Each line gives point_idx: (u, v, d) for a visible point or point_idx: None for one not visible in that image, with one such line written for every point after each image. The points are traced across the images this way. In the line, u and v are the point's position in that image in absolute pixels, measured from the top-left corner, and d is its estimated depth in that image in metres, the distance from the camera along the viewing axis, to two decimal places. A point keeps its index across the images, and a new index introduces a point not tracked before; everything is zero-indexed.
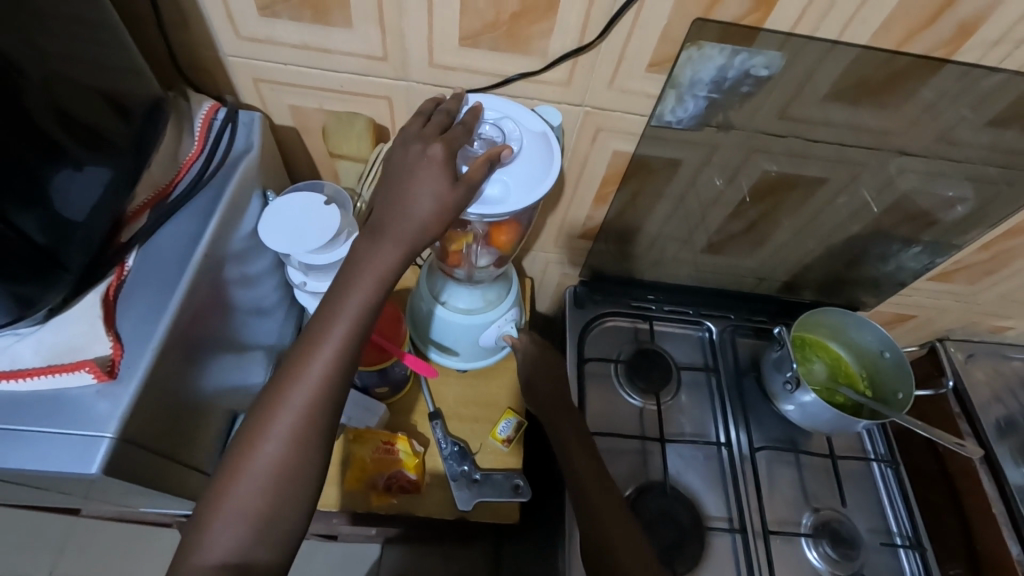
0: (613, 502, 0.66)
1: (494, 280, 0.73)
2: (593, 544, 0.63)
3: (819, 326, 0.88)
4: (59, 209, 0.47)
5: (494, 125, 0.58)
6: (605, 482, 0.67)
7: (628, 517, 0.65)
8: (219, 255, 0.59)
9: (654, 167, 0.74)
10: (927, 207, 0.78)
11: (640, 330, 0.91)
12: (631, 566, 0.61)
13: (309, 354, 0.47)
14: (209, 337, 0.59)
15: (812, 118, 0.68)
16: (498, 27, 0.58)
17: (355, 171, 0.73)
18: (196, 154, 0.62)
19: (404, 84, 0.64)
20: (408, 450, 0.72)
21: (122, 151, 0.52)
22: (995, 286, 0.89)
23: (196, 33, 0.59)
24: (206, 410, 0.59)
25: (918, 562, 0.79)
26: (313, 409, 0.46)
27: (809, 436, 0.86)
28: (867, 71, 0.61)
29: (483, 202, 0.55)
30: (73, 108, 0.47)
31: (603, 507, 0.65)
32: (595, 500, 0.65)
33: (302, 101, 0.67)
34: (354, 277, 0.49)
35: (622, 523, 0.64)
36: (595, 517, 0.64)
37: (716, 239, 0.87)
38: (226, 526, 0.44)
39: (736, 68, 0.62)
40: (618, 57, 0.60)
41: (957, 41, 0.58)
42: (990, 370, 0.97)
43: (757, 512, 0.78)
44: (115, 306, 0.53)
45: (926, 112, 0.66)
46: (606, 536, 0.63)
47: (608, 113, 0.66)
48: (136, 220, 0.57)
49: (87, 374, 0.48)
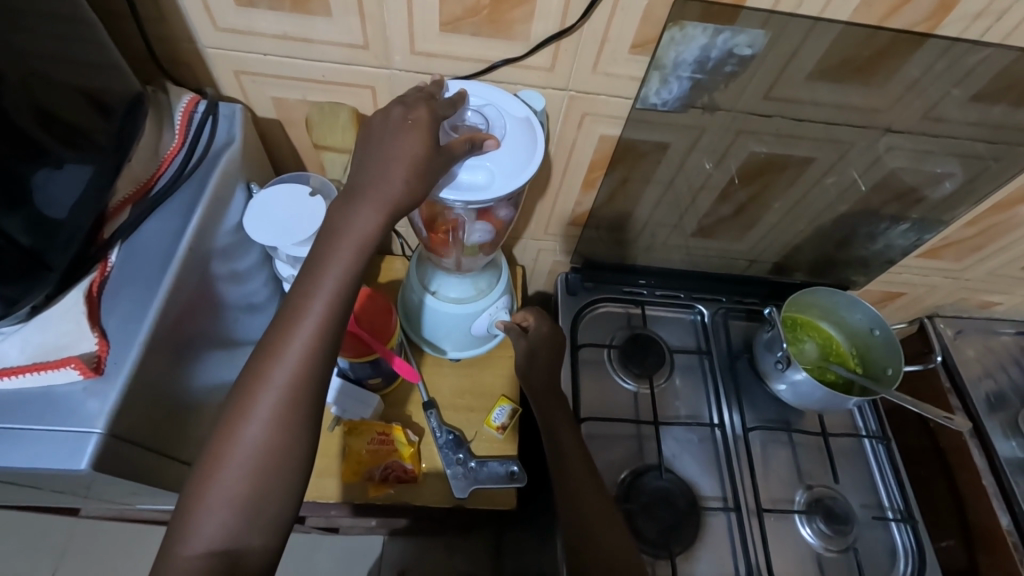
0: (602, 503, 0.65)
1: (484, 268, 0.73)
2: (572, 526, 0.64)
3: (810, 306, 0.88)
4: (40, 207, 0.46)
5: (477, 112, 0.58)
6: (590, 475, 0.67)
7: (614, 514, 0.65)
8: (204, 249, 0.59)
9: (643, 150, 0.74)
10: (914, 183, 0.78)
11: (632, 316, 0.92)
12: (614, 558, 0.61)
13: (288, 335, 0.47)
14: (197, 334, 0.59)
15: (798, 98, 0.67)
16: (479, 12, 0.58)
17: (341, 163, 0.69)
18: (177, 148, 0.61)
19: (387, 72, 0.63)
20: (403, 440, 0.73)
21: (102, 147, 0.52)
22: (983, 261, 0.89)
23: (172, 25, 0.59)
24: (195, 407, 0.59)
25: (910, 535, 0.79)
26: (296, 390, 0.46)
27: (802, 415, 0.87)
28: (851, 49, 0.61)
29: (466, 189, 0.55)
30: (52, 106, 0.46)
31: (581, 489, 0.65)
32: (583, 493, 0.65)
33: (285, 93, 0.67)
34: (326, 255, 0.48)
35: (604, 510, 0.65)
36: (577, 503, 0.65)
37: (706, 222, 0.87)
38: (212, 512, 0.44)
39: (719, 48, 0.62)
40: (601, 40, 0.59)
41: (938, 15, 0.57)
42: (979, 345, 0.98)
43: (750, 491, 0.79)
44: (99, 302, 0.52)
45: (911, 89, 0.66)
46: (586, 534, 0.63)
47: (593, 97, 0.66)
48: (117, 215, 0.56)
49: (73, 370, 0.48)
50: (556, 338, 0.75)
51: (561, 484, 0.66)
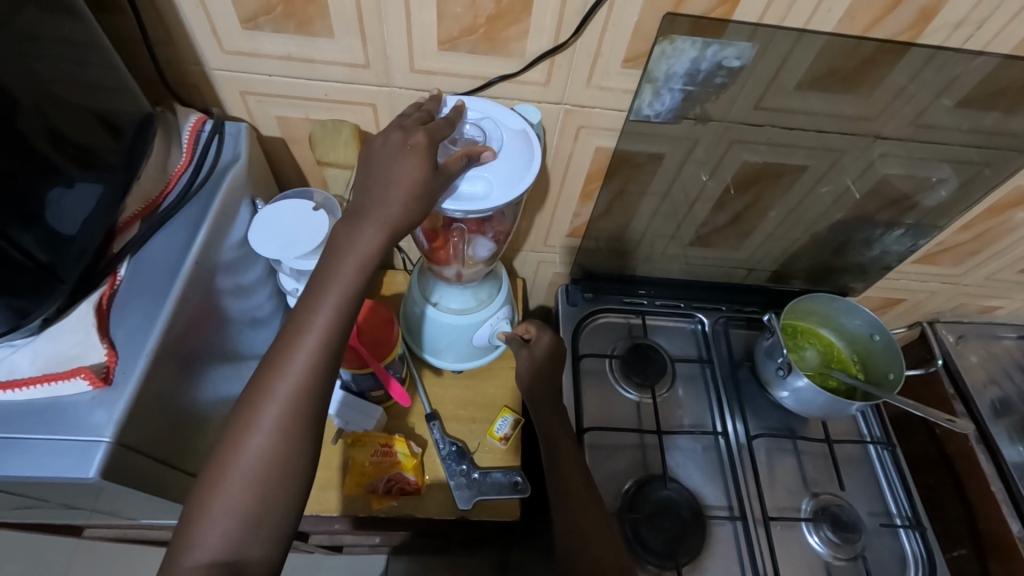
0: (601, 515, 0.65)
1: (484, 279, 0.74)
2: (572, 540, 0.63)
3: (810, 313, 0.89)
4: (53, 224, 0.48)
5: (475, 125, 0.60)
6: (589, 488, 0.67)
7: (613, 529, 0.65)
8: (209, 263, 0.60)
9: (638, 161, 0.76)
10: (906, 189, 0.79)
11: (633, 326, 0.92)
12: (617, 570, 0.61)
13: (293, 347, 0.48)
14: (204, 347, 0.60)
15: (789, 107, 0.69)
16: (476, 30, 0.60)
17: (343, 180, 0.70)
18: (184, 166, 0.63)
19: (388, 90, 0.65)
20: (406, 451, 0.73)
21: (111, 166, 0.53)
22: (981, 266, 0.90)
23: (181, 49, 0.61)
24: (201, 418, 0.60)
25: (919, 542, 0.79)
26: (299, 400, 0.47)
27: (806, 422, 0.87)
28: (837, 60, 0.63)
29: (465, 199, 0.56)
30: (65, 128, 0.48)
31: (580, 504, 0.65)
32: (586, 507, 0.65)
33: (290, 111, 0.69)
34: (332, 269, 0.50)
35: (604, 524, 0.64)
36: (575, 516, 0.64)
37: (703, 231, 0.88)
38: (214, 522, 0.44)
39: (709, 60, 0.63)
40: (594, 54, 0.61)
41: (919, 24, 0.60)
42: (982, 351, 0.98)
43: (756, 499, 0.78)
44: (109, 315, 0.54)
45: (898, 96, 0.68)
46: (585, 548, 0.62)
47: (589, 110, 0.68)
48: (126, 230, 0.58)
49: (82, 380, 0.49)
50: (557, 350, 0.74)
51: (562, 496, 0.66)
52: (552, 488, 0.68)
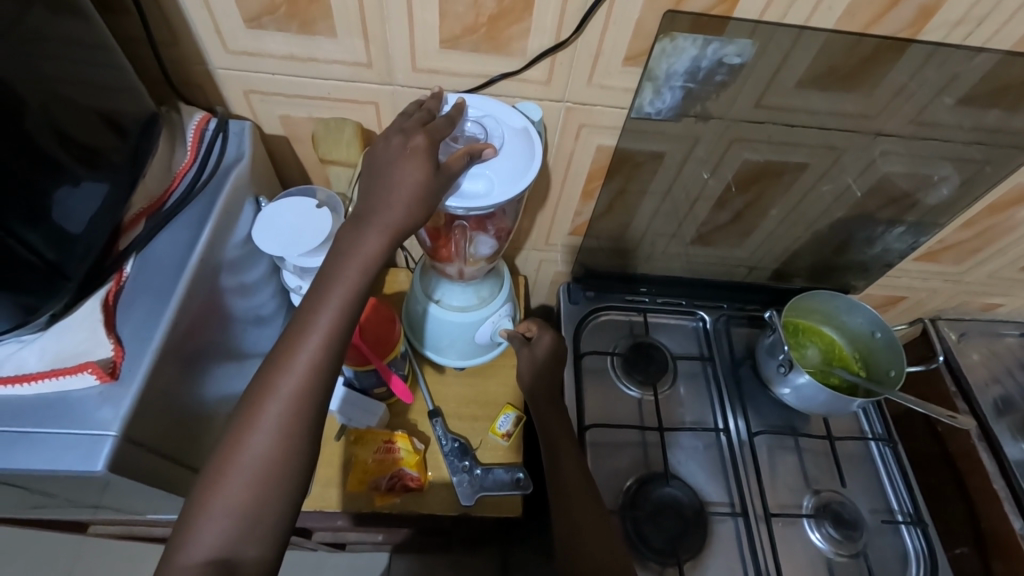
0: (599, 513, 0.65)
1: (486, 277, 0.75)
2: (572, 538, 0.64)
3: (811, 311, 0.89)
4: (60, 222, 0.48)
5: (476, 123, 0.60)
6: (588, 486, 0.67)
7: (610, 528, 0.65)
8: (214, 261, 0.61)
9: (639, 160, 0.76)
10: (907, 187, 0.79)
11: (635, 324, 0.93)
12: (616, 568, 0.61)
13: (296, 346, 0.48)
14: (209, 344, 0.61)
15: (789, 105, 0.69)
16: (477, 29, 0.60)
17: (346, 177, 0.71)
18: (188, 165, 0.63)
19: (390, 88, 0.66)
20: (408, 448, 0.74)
21: (117, 166, 0.54)
22: (982, 264, 0.91)
23: (185, 49, 0.62)
24: (205, 415, 0.60)
25: (920, 539, 0.79)
26: (301, 399, 0.48)
27: (808, 419, 0.87)
28: (837, 57, 0.63)
29: (467, 196, 0.56)
30: (72, 128, 0.48)
31: (580, 502, 0.65)
32: (584, 506, 0.65)
33: (292, 110, 0.69)
34: (335, 269, 0.50)
35: (604, 522, 0.65)
36: (575, 514, 0.65)
37: (704, 229, 0.88)
38: (213, 520, 0.44)
39: (709, 59, 0.63)
40: (595, 53, 0.62)
41: (919, 22, 0.60)
42: (984, 350, 0.98)
43: (758, 496, 0.78)
44: (115, 312, 0.54)
45: (898, 94, 0.68)
46: (584, 547, 0.63)
47: (589, 108, 0.68)
48: (132, 228, 0.58)
49: (90, 376, 0.50)
50: (558, 349, 0.75)
51: (562, 495, 0.66)
52: (551, 486, 0.68)
